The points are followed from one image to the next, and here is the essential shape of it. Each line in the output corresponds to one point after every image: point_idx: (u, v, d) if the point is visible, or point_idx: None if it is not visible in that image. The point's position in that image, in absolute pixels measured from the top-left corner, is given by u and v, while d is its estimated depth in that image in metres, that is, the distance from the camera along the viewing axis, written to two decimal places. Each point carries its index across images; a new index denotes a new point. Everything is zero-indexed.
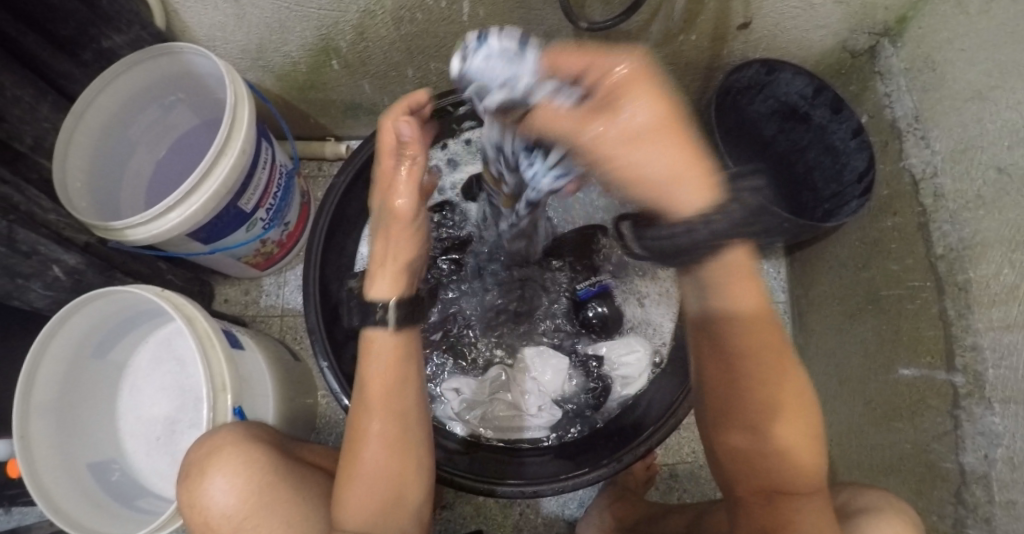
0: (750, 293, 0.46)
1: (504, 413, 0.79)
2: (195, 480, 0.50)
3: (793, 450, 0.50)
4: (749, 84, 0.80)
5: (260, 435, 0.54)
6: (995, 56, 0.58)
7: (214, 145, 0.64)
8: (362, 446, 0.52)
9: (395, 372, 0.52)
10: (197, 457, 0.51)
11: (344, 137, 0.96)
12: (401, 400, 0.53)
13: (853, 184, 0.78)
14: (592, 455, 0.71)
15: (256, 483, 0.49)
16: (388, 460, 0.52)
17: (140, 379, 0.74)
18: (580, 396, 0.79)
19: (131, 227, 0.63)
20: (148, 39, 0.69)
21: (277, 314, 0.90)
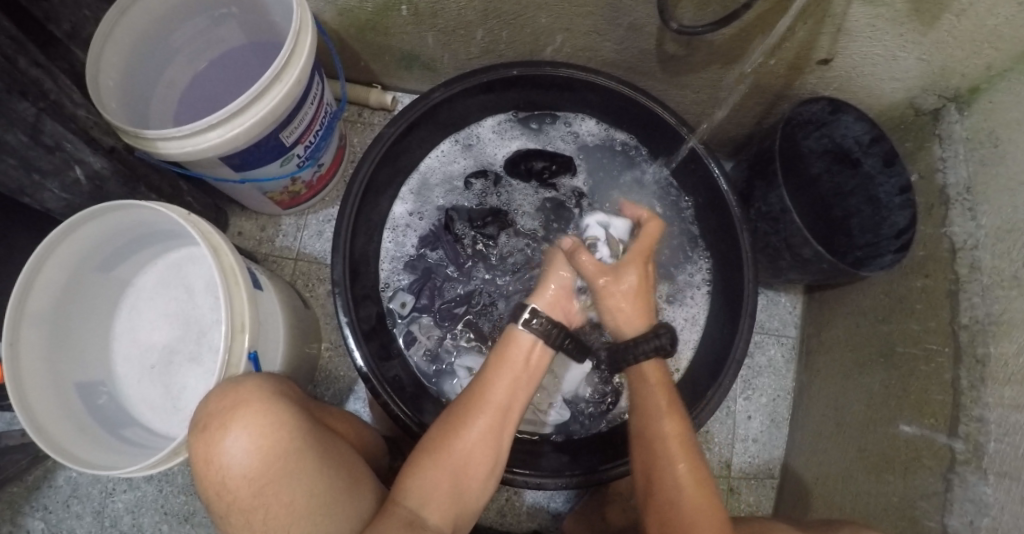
0: (654, 379, 0.60)
1: None
2: (212, 434, 0.46)
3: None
4: (811, 120, 0.80)
5: (283, 393, 0.51)
6: None
7: (272, 69, 0.59)
8: (471, 418, 0.54)
9: (519, 369, 0.56)
10: (217, 408, 0.47)
11: (391, 87, 0.92)
12: (515, 396, 0.56)
13: (891, 238, 0.78)
14: (598, 455, 0.70)
15: (279, 447, 0.46)
16: (485, 438, 0.54)
17: (142, 301, 0.70)
18: (590, 397, 0.79)
19: (166, 138, 0.58)
20: None
21: (291, 258, 0.86)
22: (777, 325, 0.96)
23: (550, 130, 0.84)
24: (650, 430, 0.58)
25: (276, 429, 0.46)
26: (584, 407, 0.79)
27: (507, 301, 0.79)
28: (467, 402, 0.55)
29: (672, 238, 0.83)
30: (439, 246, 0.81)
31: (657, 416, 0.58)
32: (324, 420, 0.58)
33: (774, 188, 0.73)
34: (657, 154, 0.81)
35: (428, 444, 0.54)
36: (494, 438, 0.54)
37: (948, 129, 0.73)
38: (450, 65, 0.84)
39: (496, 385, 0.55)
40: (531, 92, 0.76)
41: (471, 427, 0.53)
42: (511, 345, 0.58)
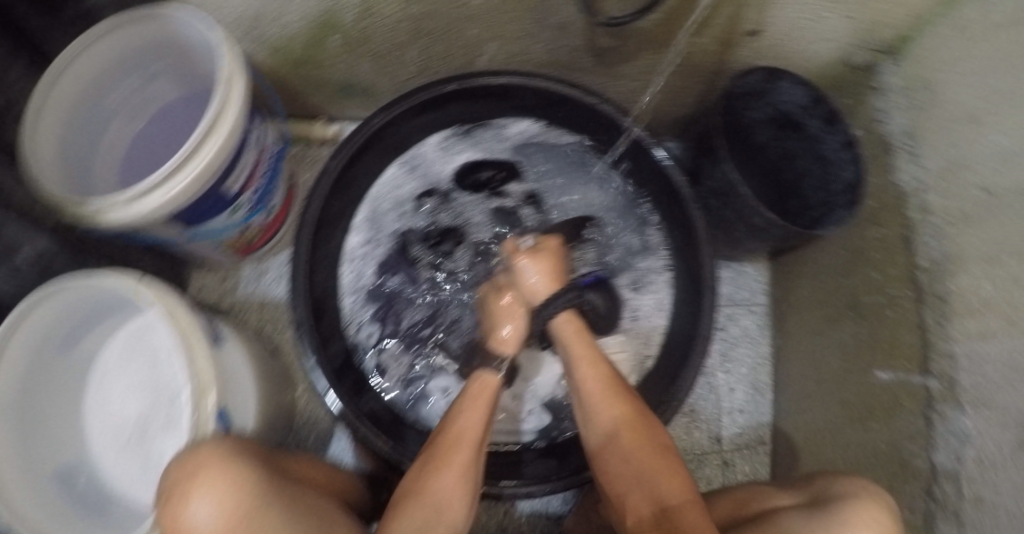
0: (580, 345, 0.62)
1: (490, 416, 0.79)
2: (178, 502, 0.46)
3: (654, 479, 0.53)
4: (749, 92, 0.82)
5: (247, 451, 0.50)
6: (995, 82, 0.64)
7: (203, 124, 0.59)
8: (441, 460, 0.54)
9: (481, 409, 0.58)
10: (179, 475, 0.47)
11: (333, 118, 0.92)
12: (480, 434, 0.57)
13: (841, 193, 0.80)
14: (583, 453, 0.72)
15: (244, 506, 0.46)
16: (454, 477, 0.54)
17: (111, 375, 0.70)
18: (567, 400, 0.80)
19: (109, 208, 0.58)
20: None
21: (256, 304, 0.86)
22: (746, 294, 0.98)
23: (491, 137, 0.84)
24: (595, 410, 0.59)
25: (237, 488, 0.46)
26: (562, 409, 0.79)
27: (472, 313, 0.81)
28: (440, 448, 0.56)
29: (625, 226, 0.85)
30: (398, 270, 0.82)
31: (585, 374, 0.60)
32: (294, 470, 0.58)
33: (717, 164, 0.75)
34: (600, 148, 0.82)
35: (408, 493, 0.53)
36: (468, 474, 0.54)
37: (882, 81, 0.77)
38: (389, 89, 0.85)
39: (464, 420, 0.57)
40: (467, 107, 0.78)
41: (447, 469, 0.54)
42: (477, 389, 0.60)
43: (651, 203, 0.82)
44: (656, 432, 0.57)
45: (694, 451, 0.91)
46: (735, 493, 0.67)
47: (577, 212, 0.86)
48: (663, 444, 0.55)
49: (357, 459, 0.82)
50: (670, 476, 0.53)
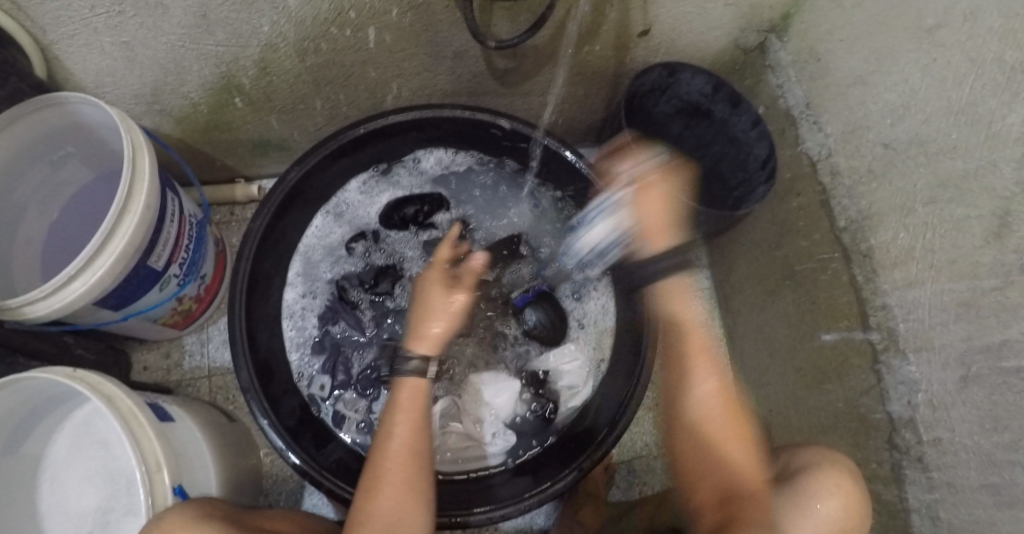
0: (681, 303, 0.69)
1: (458, 443, 0.78)
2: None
3: (738, 463, 0.59)
4: (654, 87, 0.86)
5: (211, 520, 0.48)
6: (872, 45, 0.67)
7: (115, 202, 0.57)
8: (382, 482, 0.53)
9: (414, 422, 0.55)
10: None
11: (255, 177, 0.92)
12: (417, 447, 0.55)
13: (758, 170, 0.85)
14: (556, 465, 0.72)
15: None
16: (399, 499, 0.52)
17: (60, 473, 0.66)
18: (525, 415, 0.79)
19: (29, 303, 0.55)
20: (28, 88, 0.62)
21: (204, 375, 0.84)
22: (689, 282, 1.00)
23: (411, 172, 0.85)
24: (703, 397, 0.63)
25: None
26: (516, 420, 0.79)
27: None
28: (372, 472, 0.54)
29: (556, 237, 0.87)
30: (340, 317, 0.82)
31: (687, 325, 0.67)
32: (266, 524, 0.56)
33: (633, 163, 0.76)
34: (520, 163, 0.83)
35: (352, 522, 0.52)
36: (412, 494, 0.53)
37: (774, 57, 0.80)
38: (304, 141, 0.85)
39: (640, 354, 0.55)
40: (385, 143, 0.78)
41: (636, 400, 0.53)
42: (401, 394, 0.56)
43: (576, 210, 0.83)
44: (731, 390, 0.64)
45: None
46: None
47: (508, 229, 0.88)
48: (740, 416, 0.63)
49: (334, 508, 0.81)
50: (751, 463, 0.59)
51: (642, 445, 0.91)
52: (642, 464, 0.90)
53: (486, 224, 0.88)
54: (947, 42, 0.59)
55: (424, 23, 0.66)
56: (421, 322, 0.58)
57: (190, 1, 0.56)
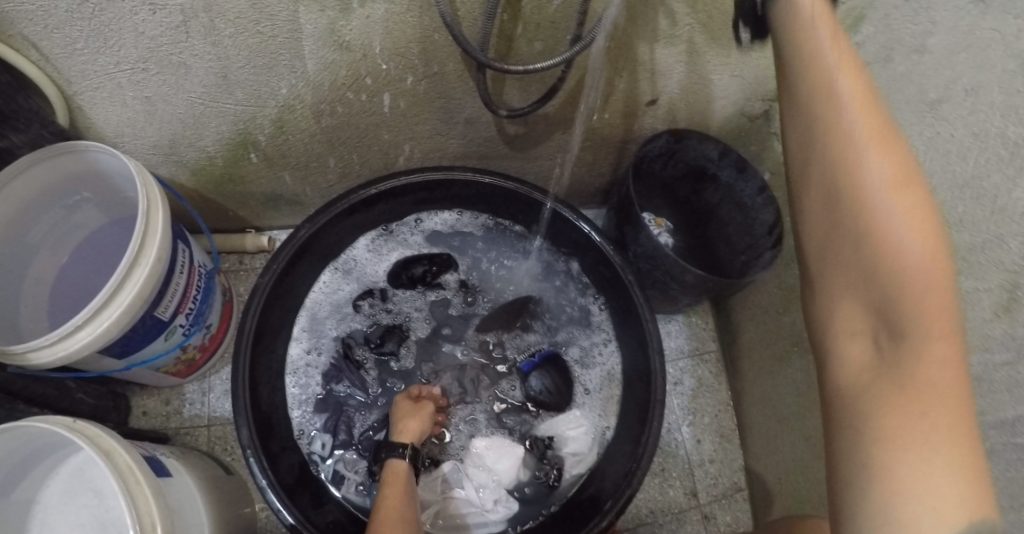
0: None
1: (457, 512, 0.76)
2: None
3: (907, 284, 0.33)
4: (661, 153, 0.86)
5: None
6: None
7: (126, 254, 0.58)
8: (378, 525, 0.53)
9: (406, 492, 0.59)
10: None
11: (265, 227, 0.93)
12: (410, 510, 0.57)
13: (765, 236, 0.82)
14: None
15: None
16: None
17: (50, 521, 0.63)
18: (533, 482, 0.78)
19: (34, 349, 0.55)
20: (49, 137, 0.63)
21: (204, 424, 0.83)
22: (696, 344, 0.99)
23: (417, 230, 0.86)
24: (887, 199, 0.34)
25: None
26: (525, 491, 0.78)
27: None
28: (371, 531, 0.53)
29: (563, 302, 0.87)
30: (344, 376, 0.81)
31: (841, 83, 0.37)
32: None
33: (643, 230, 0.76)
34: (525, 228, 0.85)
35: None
36: None
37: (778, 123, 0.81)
38: (315, 196, 0.86)
39: (840, 78, 0.37)
40: (395, 200, 0.78)
41: (856, 125, 0.36)
42: (393, 475, 0.62)
43: (586, 274, 0.85)
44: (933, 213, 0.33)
45: (673, 510, 0.89)
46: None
47: (516, 291, 0.88)
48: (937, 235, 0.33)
49: None
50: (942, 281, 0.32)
51: (647, 511, 0.89)
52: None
53: (492, 284, 0.88)
54: (949, 117, 0.57)
55: (437, 90, 0.68)
56: (395, 425, 0.69)
57: (213, 61, 0.58)
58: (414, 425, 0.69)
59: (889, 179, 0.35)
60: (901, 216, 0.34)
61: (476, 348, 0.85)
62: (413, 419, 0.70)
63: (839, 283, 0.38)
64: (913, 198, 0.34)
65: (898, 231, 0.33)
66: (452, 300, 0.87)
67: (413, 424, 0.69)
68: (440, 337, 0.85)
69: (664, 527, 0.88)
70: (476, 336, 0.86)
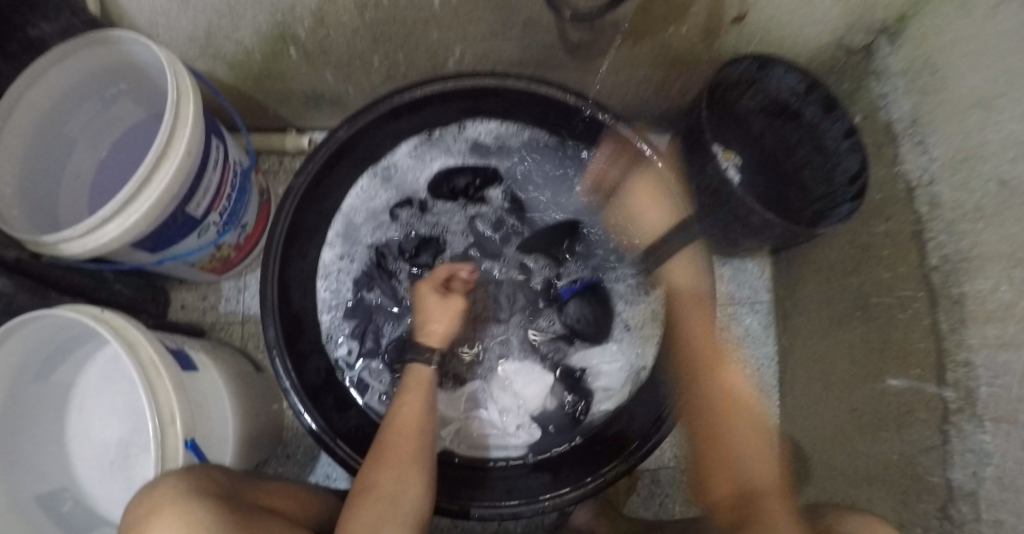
0: None
1: (477, 432, 0.76)
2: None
3: None
4: (739, 80, 0.75)
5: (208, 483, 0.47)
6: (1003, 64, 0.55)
7: (154, 148, 0.55)
8: (391, 449, 0.57)
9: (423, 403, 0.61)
10: (134, 517, 0.45)
11: (306, 129, 0.90)
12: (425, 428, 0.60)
13: (843, 186, 0.73)
14: (578, 469, 0.69)
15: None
16: (403, 467, 0.56)
17: (89, 401, 0.66)
18: (558, 415, 0.77)
19: (65, 241, 0.55)
20: (80, 28, 0.62)
21: (238, 321, 0.85)
22: (749, 293, 0.93)
23: (459, 138, 0.81)
24: None
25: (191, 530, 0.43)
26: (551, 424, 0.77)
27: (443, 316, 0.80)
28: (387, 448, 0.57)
29: (610, 227, 0.83)
30: (374, 285, 0.80)
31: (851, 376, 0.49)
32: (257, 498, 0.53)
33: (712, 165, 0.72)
34: (575, 140, 0.79)
35: (361, 485, 0.55)
36: (414, 463, 0.57)
37: (881, 63, 0.70)
38: (359, 97, 0.81)
39: None
40: (439, 107, 0.73)
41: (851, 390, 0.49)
42: (414, 378, 0.63)
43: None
44: None
45: None
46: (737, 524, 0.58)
47: (562, 214, 0.84)
48: None
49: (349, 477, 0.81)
50: None
51: (671, 455, 0.86)
52: (665, 476, 0.86)
53: (537, 205, 0.84)
54: None
55: None
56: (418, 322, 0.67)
57: None
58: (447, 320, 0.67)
59: None
60: None
61: (513, 269, 0.83)
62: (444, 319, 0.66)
63: None
64: None
65: None
66: (487, 212, 0.83)
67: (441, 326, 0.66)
68: (474, 255, 0.82)
69: (686, 473, 0.86)
70: (517, 257, 0.83)
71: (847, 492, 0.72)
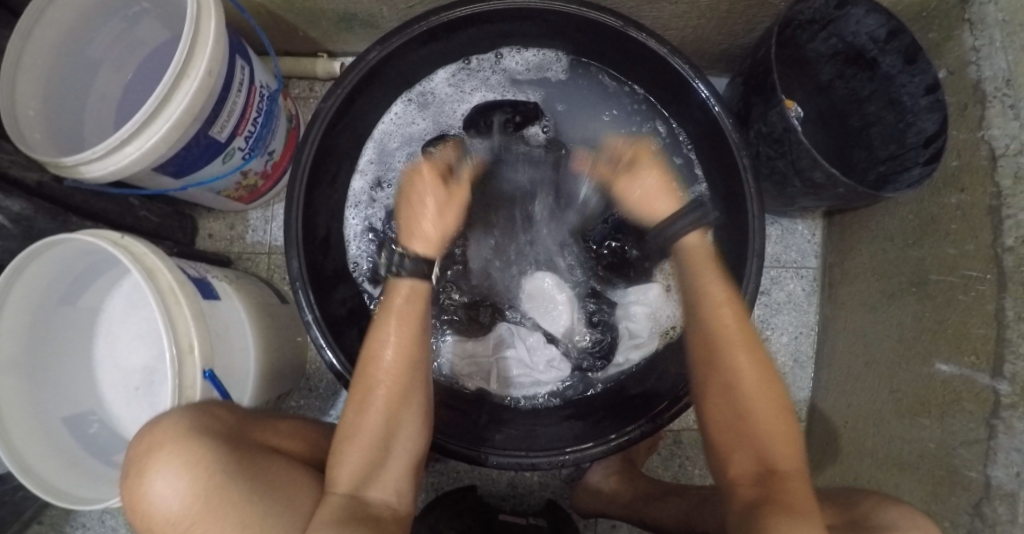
0: None
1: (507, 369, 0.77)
2: (133, 480, 0.46)
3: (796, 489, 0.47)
4: (814, 18, 0.68)
5: (213, 418, 0.50)
6: None
7: (172, 65, 0.52)
8: (373, 392, 0.54)
9: (409, 332, 0.55)
10: (138, 452, 0.47)
11: (338, 53, 0.85)
12: (415, 353, 0.56)
13: (918, 148, 0.67)
14: (606, 422, 0.67)
15: (201, 488, 0.45)
16: (387, 410, 0.53)
17: (114, 327, 0.67)
18: (586, 352, 0.76)
19: (85, 162, 0.53)
20: None
21: (264, 252, 0.84)
22: (795, 256, 0.87)
23: (498, 68, 0.78)
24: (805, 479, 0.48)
25: (198, 465, 0.45)
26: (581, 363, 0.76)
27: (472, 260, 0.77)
28: (361, 384, 0.55)
29: None
30: None
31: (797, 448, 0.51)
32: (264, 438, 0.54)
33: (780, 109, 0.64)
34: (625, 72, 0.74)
35: (343, 430, 0.53)
36: (400, 403, 0.54)
37: (977, 10, 0.57)
38: (393, 19, 0.75)
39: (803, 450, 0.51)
40: (482, 29, 0.68)
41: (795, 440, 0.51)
42: (397, 296, 0.57)
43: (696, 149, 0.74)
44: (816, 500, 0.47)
45: None
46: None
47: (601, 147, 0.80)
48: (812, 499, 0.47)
49: None
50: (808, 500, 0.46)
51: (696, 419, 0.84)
52: (689, 439, 0.84)
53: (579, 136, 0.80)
54: None
55: None
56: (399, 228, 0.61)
57: None
58: (453, 214, 0.63)
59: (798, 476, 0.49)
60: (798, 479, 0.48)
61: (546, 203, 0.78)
62: (418, 241, 0.59)
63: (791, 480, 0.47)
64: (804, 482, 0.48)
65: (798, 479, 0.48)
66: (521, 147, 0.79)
67: (418, 247, 0.59)
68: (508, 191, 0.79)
69: None
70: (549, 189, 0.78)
71: (877, 474, 0.70)
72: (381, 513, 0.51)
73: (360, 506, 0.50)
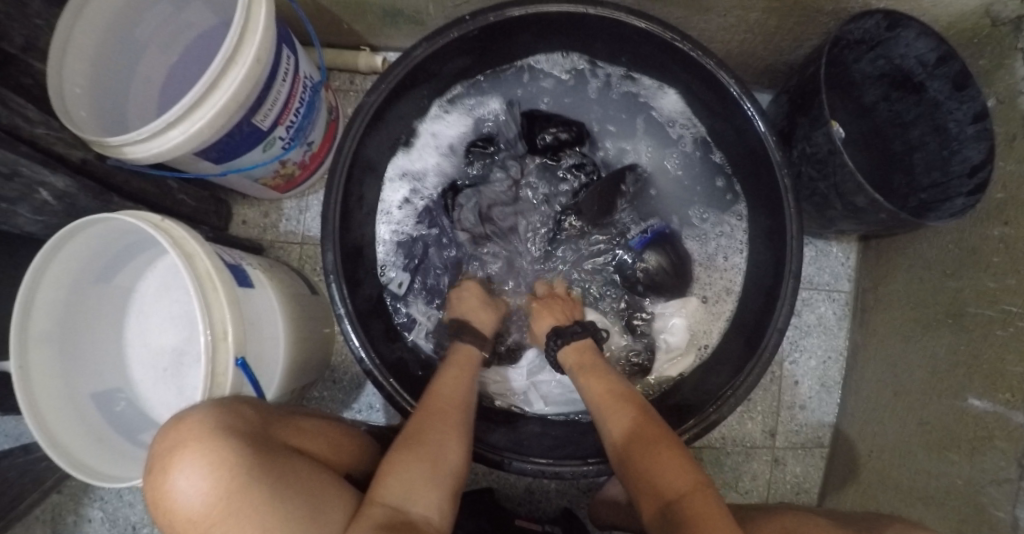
0: None
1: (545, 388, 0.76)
2: (156, 476, 0.46)
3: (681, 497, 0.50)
4: (863, 39, 0.67)
5: (236, 416, 0.49)
6: None
7: (221, 53, 0.53)
8: (423, 417, 0.59)
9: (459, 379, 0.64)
10: (162, 447, 0.46)
11: (380, 47, 0.86)
12: (460, 388, 0.63)
13: (962, 177, 0.65)
14: None
15: (227, 490, 0.45)
16: (438, 429, 0.58)
17: (147, 307, 0.68)
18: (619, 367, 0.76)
19: (130, 143, 0.54)
20: None
21: (297, 241, 0.85)
22: (828, 278, 0.85)
23: (535, 82, 0.79)
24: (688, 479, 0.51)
25: (220, 467, 0.45)
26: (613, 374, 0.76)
27: (500, 262, 0.78)
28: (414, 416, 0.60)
29: (694, 184, 0.79)
30: (439, 223, 0.78)
31: (674, 447, 0.54)
32: (286, 437, 0.54)
33: (827, 130, 0.63)
34: (664, 78, 0.73)
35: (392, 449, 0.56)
36: (450, 428, 0.58)
37: None
38: (437, 16, 0.75)
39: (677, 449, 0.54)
40: (525, 31, 0.68)
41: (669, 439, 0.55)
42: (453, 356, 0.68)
43: (735, 168, 0.74)
44: (705, 494, 0.49)
45: (744, 444, 0.83)
46: (782, 516, 0.57)
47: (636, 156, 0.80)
48: (710, 501, 0.49)
49: (388, 412, 0.83)
50: (700, 499, 0.49)
51: (718, 436, 0.83)
52: (709, 456, 0.83)
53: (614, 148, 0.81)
54: None
55: None
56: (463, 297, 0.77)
57: None
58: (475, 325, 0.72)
59: (687, 481, 0.51)
60: (677, 479, 0.51)
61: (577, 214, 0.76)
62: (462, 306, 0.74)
63: (669, 477, 0.51)
64: (689, 484, 0.50)
65: (677, 483, 0.51)
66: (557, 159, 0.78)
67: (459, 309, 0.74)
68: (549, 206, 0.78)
69: (730, 456, 0.83)
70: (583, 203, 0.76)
71: (899, 507, 0.69)
72: (422, 527, 0.50)
73: (403, 517, 0.50)
